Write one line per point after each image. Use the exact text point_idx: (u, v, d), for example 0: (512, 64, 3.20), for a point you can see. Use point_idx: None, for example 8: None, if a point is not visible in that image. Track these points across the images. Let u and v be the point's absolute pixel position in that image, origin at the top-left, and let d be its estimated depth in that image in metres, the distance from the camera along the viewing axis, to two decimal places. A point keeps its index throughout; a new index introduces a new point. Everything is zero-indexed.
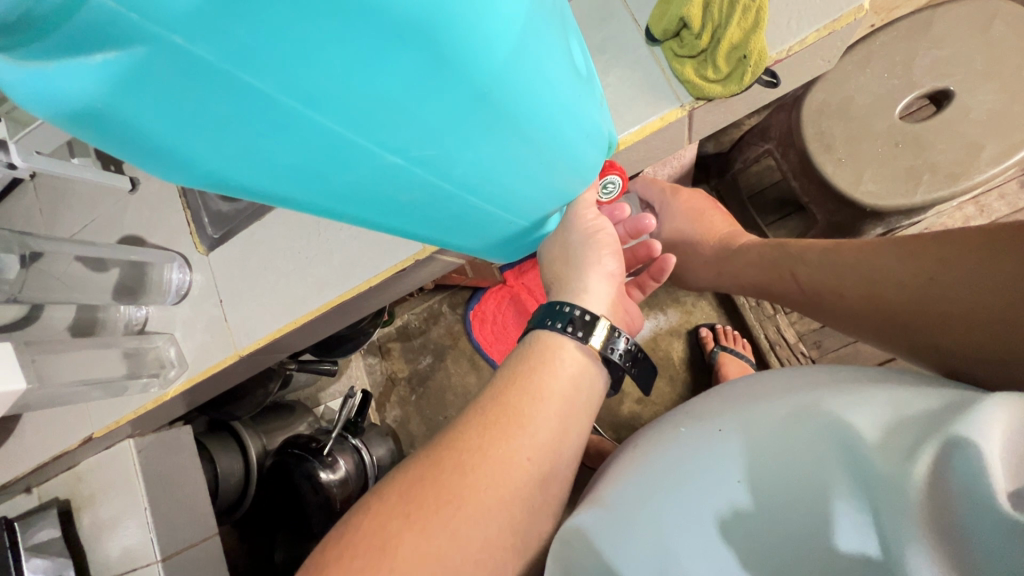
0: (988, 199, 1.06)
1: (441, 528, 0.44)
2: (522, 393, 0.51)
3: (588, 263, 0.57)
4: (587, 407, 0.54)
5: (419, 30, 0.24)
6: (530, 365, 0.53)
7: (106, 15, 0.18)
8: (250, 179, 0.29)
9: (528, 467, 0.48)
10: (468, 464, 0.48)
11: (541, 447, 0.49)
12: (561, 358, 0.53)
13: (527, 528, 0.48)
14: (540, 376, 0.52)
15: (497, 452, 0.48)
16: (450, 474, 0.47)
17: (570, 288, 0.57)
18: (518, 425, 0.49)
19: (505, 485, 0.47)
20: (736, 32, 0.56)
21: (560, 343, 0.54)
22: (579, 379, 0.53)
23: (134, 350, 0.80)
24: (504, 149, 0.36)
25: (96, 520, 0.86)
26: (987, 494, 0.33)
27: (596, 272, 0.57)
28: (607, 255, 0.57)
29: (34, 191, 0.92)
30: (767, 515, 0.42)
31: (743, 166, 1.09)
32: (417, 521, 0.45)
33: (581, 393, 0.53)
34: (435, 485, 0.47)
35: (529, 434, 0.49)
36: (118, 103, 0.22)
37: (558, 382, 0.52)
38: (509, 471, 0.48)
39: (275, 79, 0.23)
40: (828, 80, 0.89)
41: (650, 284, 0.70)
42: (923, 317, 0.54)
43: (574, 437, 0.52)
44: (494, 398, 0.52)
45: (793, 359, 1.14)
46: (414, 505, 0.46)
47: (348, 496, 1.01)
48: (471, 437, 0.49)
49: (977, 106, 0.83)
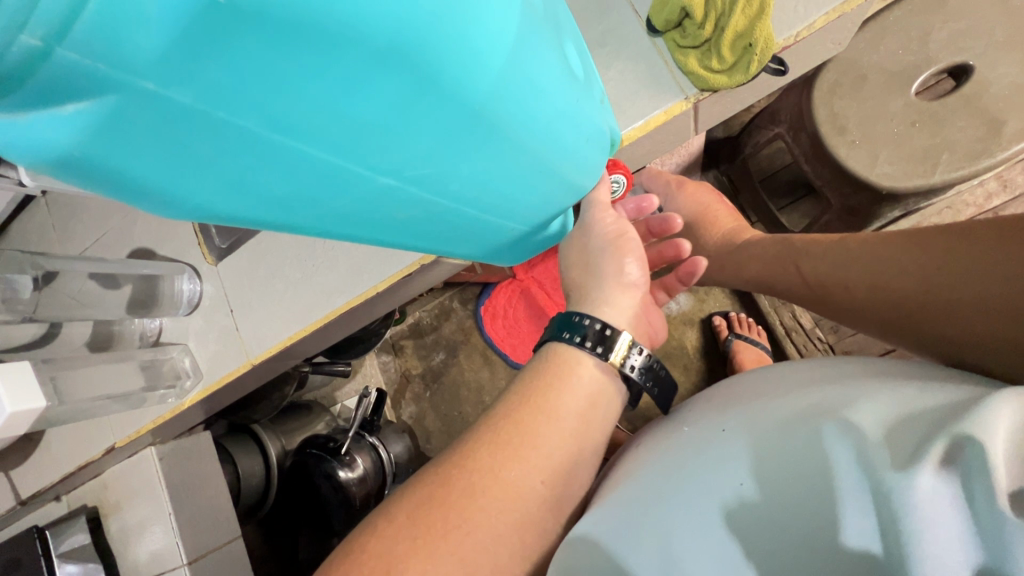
0: (1012, 172, 1.02)
1: (451, 553, 0.44)
2: (534, 411, 0.50)
3: (607, 271, 0.56)
4: (601, 425, 0.53)
5: (399, 54, 0.23)
6: (544, 382, 0.52)
7: (71, 68, 0.18)
8: (237, 209, 0.28)
9: (540, 489, 0.48)
10: (479, 486, 0.47)
11: (554, 470, 0.49)
12: (577, 376, 0.52)
13: (536, 547, 0.48)
14: (554, 395, 0.51)
15: (508, 474, 0.48)
16: (461, 496, 0.47)
17: (581, 299, 0.56)
18: (531, 445, 0.49)
19: (516, 508, 0.47)
20: (741, 20, 0.54)
21: (576, 359, 0.53)
22: (596, 397, 0.52)
23: (150, 362, 0.82)
24: (502, 161, 0.35)
25: (124, 525, 0.88)
26: (989, 496, 0.33)
27: (617, 283, 0.56)
28: (629, 262, 0.56)
29: (45, 208, 0.93)
30: (776, 517, 0.41)
31: (753, 151, 1.07)
32: (424, 546, 0.44)
33: (595, 412, 0.52)
34: (444, 506, 0.46)
35: (542, 455, 0.49)
36: (97, 149, 0.22)
37: (574, 401, 0.51)
38: (521, 492, 0.47)
39: (252, 113, 0.22)
40: (840, 58, 0.86)
41: (677, 287, 0.68)
42: (930, 308, 0.52)
43: (587, 457, 0.52)
44: (507, 415, 0.51)
45: (810, 344, 1.13)
46: (422, 528, 0.45)
47: (367, 493, 1.02)
48: (482, 458, 0.49)
49: (997, 80, 0.80)
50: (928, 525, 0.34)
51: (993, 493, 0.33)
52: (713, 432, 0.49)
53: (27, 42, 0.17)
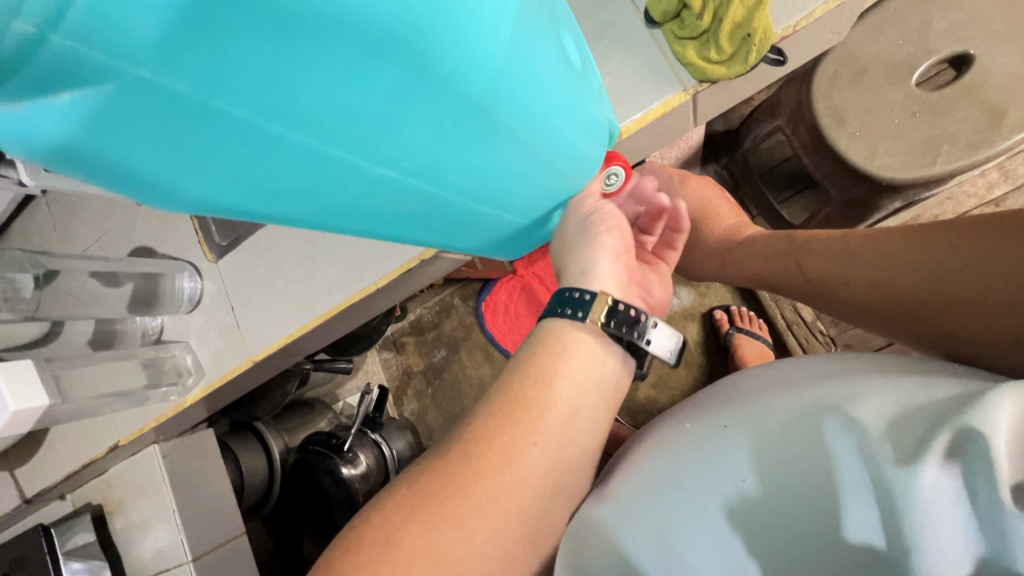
0: (1013, 164, 1.02)
1: (446, 517, 0.45)
2: (528, 378, 0.50)
3: (588, 242, 0.54)
4: (600, 395, 0.51)
5: (395, 44, 0.23)
6: (535, 352, 0.52)
7: (65, 55, 0.18)
8: (238, 203, 0.28)
9: (535, 451, 0.47)
10: (475, 455, 0.47)
11: (548, 432, 0.48)
12: (566, 340, 0.51)
13: (534, 542, 0.48)
14: (548, 361, 0.50)
15: (501, 439, 0.47)
16: (458, 466, 0.47)
17: (568, 274, 0.55)
18: (522, 409, 0.48)
19: (516, 487, 0.46)
20: (739, 10, 0.54)
21: (564, 326, 0.52)
22: (588, 359, 0.51)
23: (153, 360, 0.82)
24: (500, 153, 0.35)
25: (128, 522, 0.89)
26: (990, 487, 0.33)
27: (599, 251, 0.54)
28: (607, 228, 0.54)
29: (47, 208, 0.93)
30: (778, 506, 0.42)
31: (753, 144, 1.06)
32: (420, 513, 0.45)
33: (593, 379, 0.51)
34: (440, 475, 0.47)
35: (533, 419, 0.48)
36: (93, 139, 0.22)
37: (564, 364, 0.50)
38: (516, 459, 0.47)
39: (250, 104, 0.22)
40: (840, 49, 0.86)
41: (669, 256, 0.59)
42: (934, 305, 0.52)
43: (585, 418, 0.50)
44: (500, 388, 0.51)
45: (811, 337, 1.13)
46: (418, 496, 0.46)
47: (370, 489, 1.02)
48: (479, 428, 0.49)
49: (997, 70, 0.79)
50: (930, 515, 0.35)
51: (994, 487, 0.33)
52: (715, 428, 0.49)
53: (21, 29, 0.17)
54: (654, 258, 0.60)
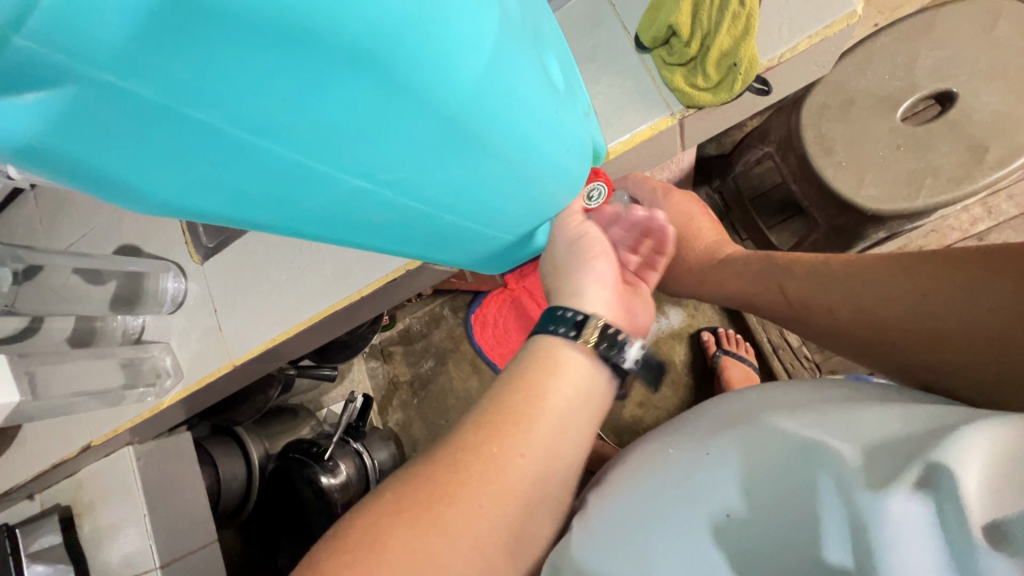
0: (996, 200, 1.04)
1: (431, 524, 0.44)
2: (519, 391, 0.49)
3: (578, 267, 0.55)
4: (589, 412, 0.51)
5: (369, 58, 0.23)
6: (527, 365, 0.51)
7: (29, 58, 0.18)
8: (207, 206, 0.28)
9: (523, 465, 0.47)
10: (462, 462, 0.47)
11: (538, 447, 0.48)
12: (558, 358, 0.51)
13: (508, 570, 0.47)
14: (537, 375, 0.50)
15: (491, 449, 0.47)
16: (445, 471, 0.47)
17: (562, 293, 0.55)
18: (513, 421, 0.48)
19: (498, 500, 0.46)
20: (726, 40, 0.55)
21: (556, 344, 0.52)
22: (580, 379, 0.51)
23: (131, 360, 0.81)
24: (478, 170, 0.36)
25: (96, 526, 0.86)
26: (961, 522, 0.33)
27: (588, 275, 0.54)
28: (598, 255, 0.54)
29: (34, 202, 0.93)
30: (753, 528, 0.41)
31: (743, 170, 1.08)
32: (408, 516, 0.44)
33: (583, 397, 0.51)
34: (429, 481, 0.46)
35: (523, 433, 0.47)
36: (59, 138, 0.22)
37: (556, 380, 0.50)
38: (505, 470, 0.46)
39: (220, 112, 0.23)
40: (829, 81, 0.88)
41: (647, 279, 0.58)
42: (917, 337, 0.52)
43: (572, 437, 0.49)
44: (491, 400, 0.50)
45: (796, 363, 1.14)
46: (407, 501, 0.45)
47: (349, 500, 1.00)
48: (467, 437, 0.48)
49: (980, 108, 0.81)
50: (902, 547, 0.34)
51: (966, 524, 0.32)
52: (698, 454, 0.48)
53: None
54: (635, 278, 0.57)
